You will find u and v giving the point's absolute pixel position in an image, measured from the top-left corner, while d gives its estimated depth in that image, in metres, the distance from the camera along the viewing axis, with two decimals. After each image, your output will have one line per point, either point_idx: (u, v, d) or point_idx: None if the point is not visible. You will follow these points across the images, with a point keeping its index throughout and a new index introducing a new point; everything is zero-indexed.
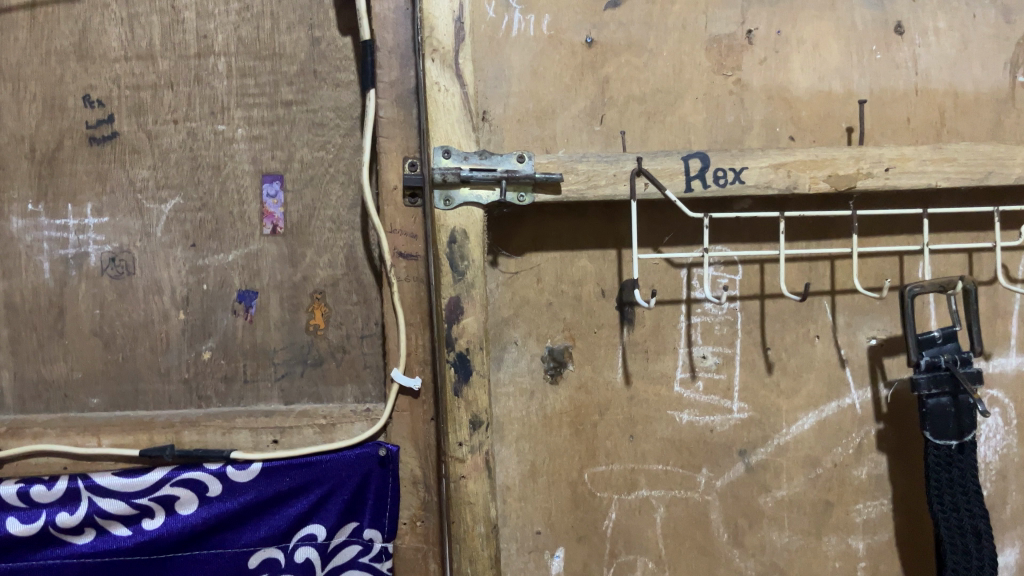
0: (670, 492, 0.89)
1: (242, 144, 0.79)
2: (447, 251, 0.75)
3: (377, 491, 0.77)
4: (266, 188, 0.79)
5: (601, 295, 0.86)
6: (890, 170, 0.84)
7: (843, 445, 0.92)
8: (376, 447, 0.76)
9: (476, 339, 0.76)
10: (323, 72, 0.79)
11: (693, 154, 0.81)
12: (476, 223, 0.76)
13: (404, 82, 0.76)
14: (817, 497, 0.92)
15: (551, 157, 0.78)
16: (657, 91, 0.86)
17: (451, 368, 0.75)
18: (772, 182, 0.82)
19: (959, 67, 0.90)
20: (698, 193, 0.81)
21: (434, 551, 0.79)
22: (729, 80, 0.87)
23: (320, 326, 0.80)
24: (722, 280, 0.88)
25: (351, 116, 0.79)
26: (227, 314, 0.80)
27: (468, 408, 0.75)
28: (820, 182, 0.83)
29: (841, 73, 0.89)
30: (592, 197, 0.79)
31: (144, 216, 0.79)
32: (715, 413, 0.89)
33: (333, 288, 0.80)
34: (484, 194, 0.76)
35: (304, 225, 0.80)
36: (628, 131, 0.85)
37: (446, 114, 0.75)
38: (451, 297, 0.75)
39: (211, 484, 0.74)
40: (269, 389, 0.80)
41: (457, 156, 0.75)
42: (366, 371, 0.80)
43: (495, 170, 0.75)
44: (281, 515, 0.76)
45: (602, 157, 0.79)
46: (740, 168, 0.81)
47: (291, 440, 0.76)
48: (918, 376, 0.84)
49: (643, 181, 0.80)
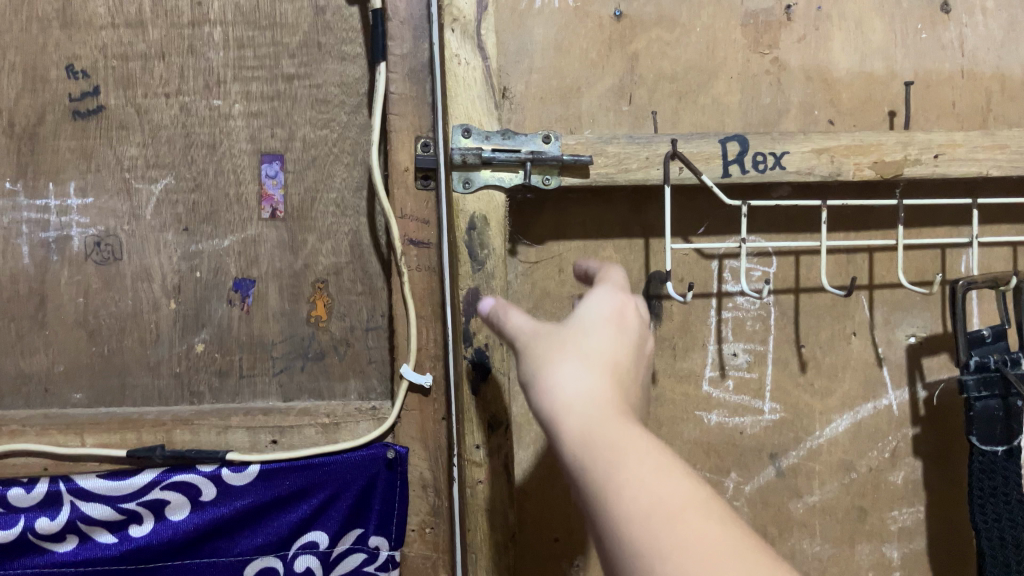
0: None
1: (240, 120, 0.74)
2: (466, 238, 0.70)
3: (384, 496, 0.72)
4: (266, 168, 0.74)
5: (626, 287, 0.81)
6: (940, 156, 0.76)
7: (879, 448, 0.85)
8: (384, 448, 0.71)
9: (496, 334, 0.71)
10: (327, 44, 0.74)
11: (731, 137, 0.74)
12: (497, 209, 0.71)
13: (417, 55, 0.71)
14: (851, 504, 0.85)
15: (578, 137, 0.72)
16: (688, 69, 0.80)
17: (469, 364, 0.71)
18: (815, 168, 0.75)
19: (1008, 49, 0.83)
20: (736, 179, 0.74)
21: (444, 559, 0.74)
22: (766, 58, 0.81)
23: (322, 318, 0.75)
24: (755, 273, 0.82)
25: (358, 92, 0.74)
26: (222, 304, 0.75)
27: (486, 408, 0.71)
28: (865, 168, 0.76)
29: (884, 52, 0.82)
30: (622, 181, 0.72)
31: (132, 197, 0.75)
32: (745, 414, 0.83)
33: (336, 277, 0.75)
34: (506, 176, 0.71)
35: (306, 208, 0.75)
36: (659, 112, 0.79)
37: (466, 90, 0.71)
38: (469, 288, 0.70)
39: (204, 487, 0.70)
40: (267, 384, 0.75)
41: (478, 136, 0.70)
42: (371, 367, 0.76)
43: (519, 151, 0.70)
44: (280, 521, 0.72)
45: (633, 139, 0.73)
46: (781, 153, 0.75)
47: (292, 440, 0.71)
48: (966, 378, 0.77)
49: (677, 165, 0.73)
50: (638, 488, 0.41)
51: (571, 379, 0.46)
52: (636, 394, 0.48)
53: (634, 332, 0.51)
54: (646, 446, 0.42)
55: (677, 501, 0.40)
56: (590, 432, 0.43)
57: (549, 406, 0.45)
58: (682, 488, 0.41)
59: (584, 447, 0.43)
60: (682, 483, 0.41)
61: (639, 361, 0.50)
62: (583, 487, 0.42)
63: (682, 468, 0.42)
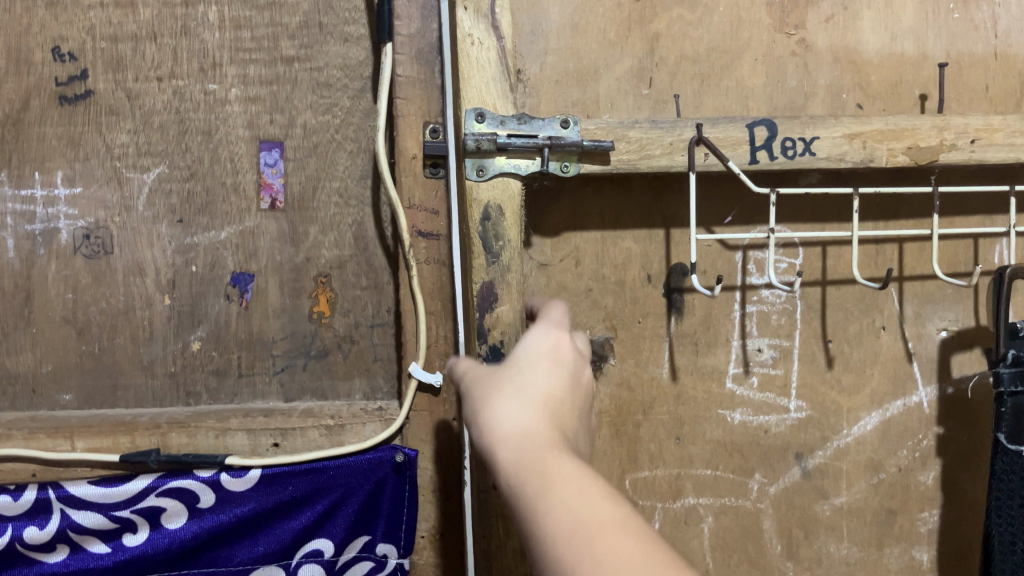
0: (719, 500, 0.79)
1: (237, 106, 0.71)
2: (480, 229, 0.65)
3: (392, 501, 0.68)
4: (264, 156, 0.71)
5: (646, 280, 0.76)
6: (976, 142, 0.72)
7: (909, 447, 0.81)
8: (392, 451, 0.68)
9: (513, 330, 0.66)
10: (329, 24, 0.70)
11: (759, 121, 0.70)
12: (513, 197, 0.66)
13: (425, 35, 0.68)
14: (880, 506, 0.81)
15: (598, 122, 0.68)
16: (712, 50, 0.76)
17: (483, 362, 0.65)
18: (846, 154, 0.71)
19: None
20: (764, 166, 0.70)
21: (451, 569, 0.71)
22: (791, 38, 0.76)
23: (325, 314, 0.72)
24: (782, 265, 0.78)
25: (361, 76, 0.71)
26: (219, 300, 0.72)
27: None
28: (899, 154, 0.71)
29: (916, 31, 0.77)
30: (644, 169, 0.68)
31: (123, 187, 0.71)
32: (770, 412, 0.79)
33: (340, 270, 0.72)
34: (523, 163, 0.66)
35: (306, 198, 0.71)
36: (682, 95, 0.75)
37: (479, 71, 0.65)
38: (483, 282, 0.65)
39: (203, 494, 0.67)
40: (267, 384, 0.72)
41: (493, 120, 0.65)
42: (377, 365, 0.72)
43: (537, 137, 0.65)
44: (283, 528, 0.68)
45: (657, 123, 0.69)
46: (811, 138, 0.71)
47: (294, 444, 0.68)
48: (1000, 371, 0.73)
49: (704, 150, 0.69)
50: (565, 510, 0.42)
51: (507, 417, 0.48)
52: (575, 423, 0.49)
53: (573, 363, 0.52)
54: (570, 471, 0.44)
55: (602, 519, 0.42)
56: (523, 466, 0.45)
57: (489, 439, 0.47)
58: (607, 508, 0.42)
59: (518, 478, 0.45)
60: (607, 501, 0.43)
61: (579, 391, 0.51)
62: (517, 517, 0.44)
63: (611, 489, 0.44)
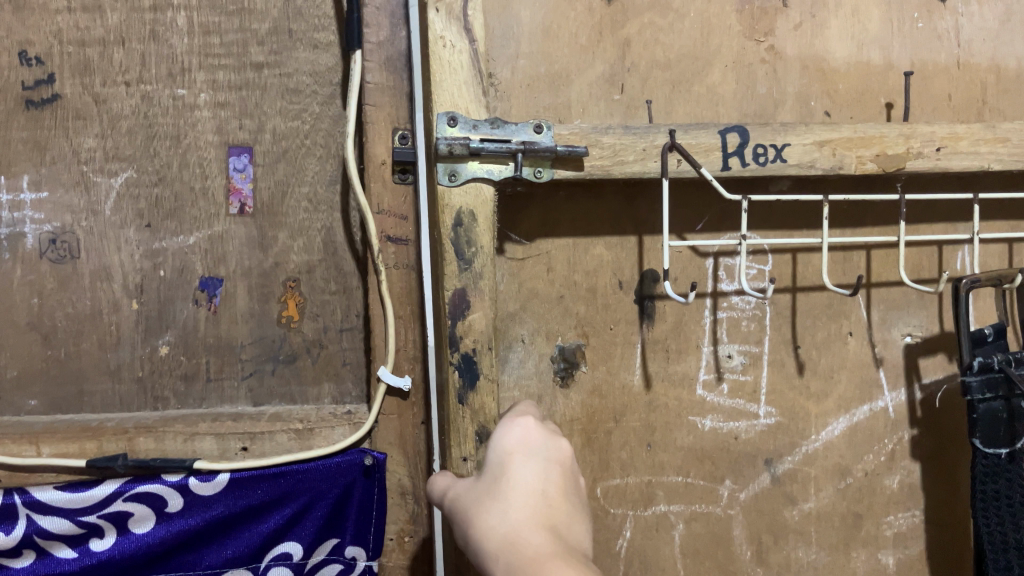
0: (689, 507, 0.81)
1: (206, 111, 0.71)
2: (452, 235, 0.66)
3: (361, 505, 0.69)
4: (233, 161, 0.71)
5: (618, 287, 0.78)
6: (942, 150, 0.74)
7: (874, 451, 0.83)
8: (361, 455, 0.68)
9: (485, 339, 0.66)
10: (298, 31, 0.71)
11: (730, 128, 0.72)
12: (485, 203, 0.66)
13: (394, 43, 0.68)
14: (847, 510, 0.83)
15: (572, 128, 0.69)
16: (683, 56, 0.77)
17: (455, 371, 0.66)
18: (816, 161, 0.73)
19: (1003, 39, 0.81)
20: (736, 172, 0.72)
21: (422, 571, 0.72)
22: (761, 45, 0.78)
23: (294, 318, 0.72)
24: (750, 271, 0.79)
25: (330, 82, 0.71)
26: (188, 304, 0.72)
27: (474, 418, 0.66)
28: (868, 161, 0.73)
29: (881, 40, 0.80)
30: (618, 174, 0.70)
31: (90, 191, 0.71)
32: (739, 419, 0.81)
33: (308, 275, 0.72)
34: (495, 168, 0.66)
35: (275, 204, 0.72)
36: (654, 101, 0.77)
37: (451, 74, 0.66)
38: (456, 289, 0.66)
39: (171, 498, 0.67)
40: (235, 389, 0.72)
41: (465, 125, 0.65)
42: (346, 369, 0.73)
43: (510, 141, 0.66)
44: (252, 532, 0.68)
45: (630, 129, 0.70)
46: (782, 145, 0.72)
47: (263, 448, 0.68)
48: (970, 380, 0.75)
49: (676, 157, 0.71)
50: None
51: (494, 528, 0.53)
52: (557, 511, 0.54)
53: (542, 453, 0.58)
54: (558, 566, 0.49)
55: None
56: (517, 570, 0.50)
57: (483, 553, 0.52)
58: None
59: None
60: None
61: (553, 478, 0.56)
62: None
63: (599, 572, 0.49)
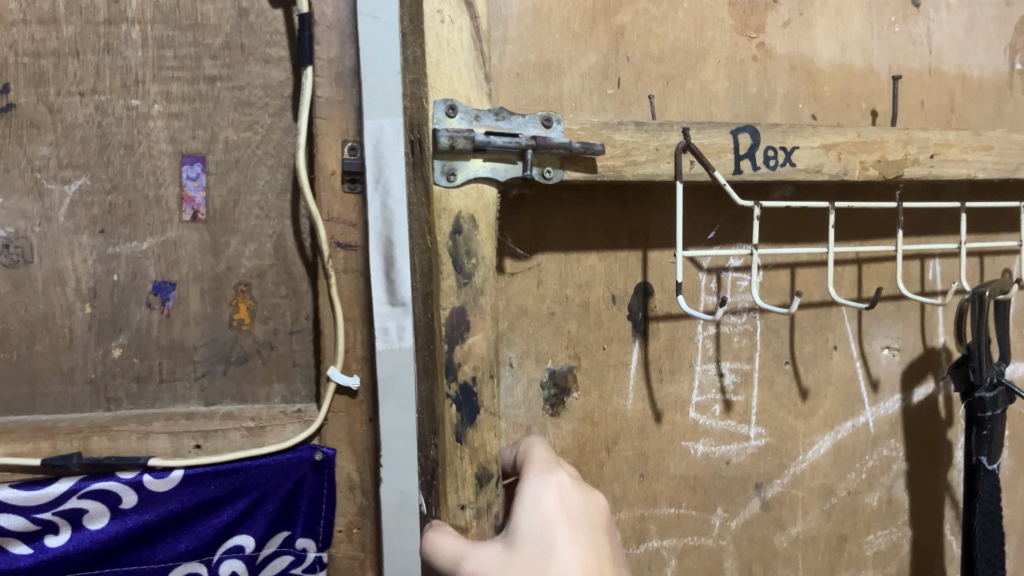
0: (681, 541, 0.93)
1: (160, 121, 0.73)
2: (449, 243, 0.65)
3: (311, 498, 0.73)
4: (186, 170, 0.74)
5: (611, 301, 0.86)
6: (935, 156, 0.84)
7: (856, 470, 0.99)
8: (311, 451, 0.72)
9: (483, 366, 0.67)
10: (251, 46, 0.74)
11: (743, 129, 0.77)
12: (487, 205, 0.67)
13: (343, 60, 0.71)
14: (830, 531, 0.99)
15: (581, 123, 0.72)
16: (678, 50, 0.85)
17: (453, 405, 0.66)
18: (823, 164, 0.80)
19: (967, 49, 0.96)
20: (747, 175, 0.77)
21: (371, 559, 0.76)
22: (753, 42, 0.88)
23: (245, 321, 0.76)
24: (741, 282, 0.89)
25: (281, 95, 0.75)
26: (141, 308, 0.74)
27: (472, 456, 0.66)
28: (869, 167, 0.82)
29: (862, 45, 0.92)
30: (629, 175, 0.73)
31: (43, 198, 0.72)
32: (731, 441, 0.92)
33: (259, 280, 0.75)
34: (501, 165, 0.67)
35: (227, 211, 0.75)
36: (656, 97, 0.84)
37: (452, 55, 0.64)
38: (454, 308, 0.65)
39: (125, 495, 0.69)
40: (187, 389, 0.75)
41: (466, 115, 0.65)
42: (295, 369, 0.77)
43: (518, 137, 0.66)
44: (205, 526, 0.72)
45: (643, 127, 0.74)
46: (791, 149, 0.79)
47: (215, 445, 0.71)
48: (986, 395, 0.93)
49: (690, 159, 0.75)
50: None
51: None
52: None
53: (580, 531, 0.64)
54: None
55: None
56: None
57: None
58: None
59: None
60: None
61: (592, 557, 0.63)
62: None
63: None
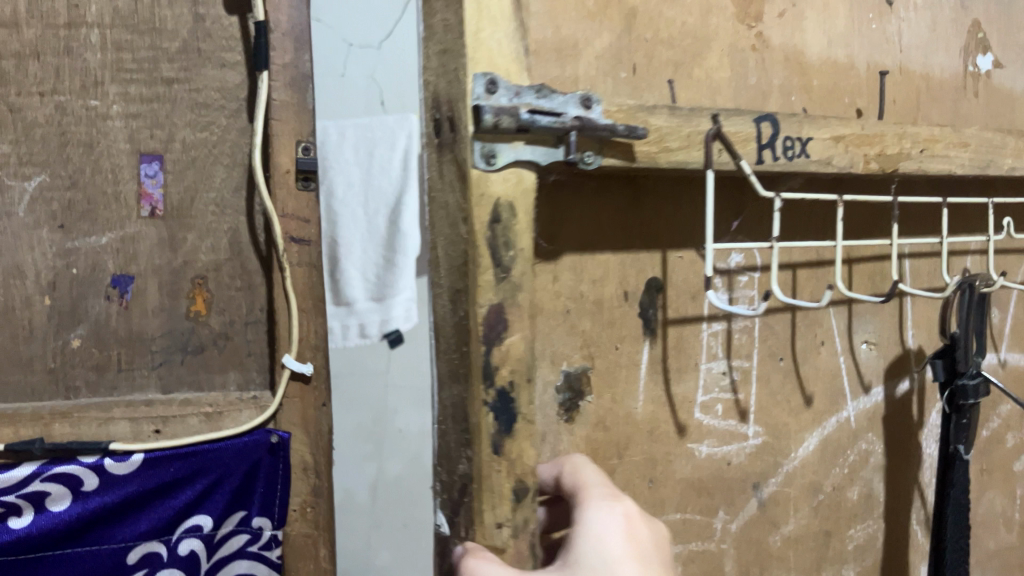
0: (687, 545, 0.86)
1: (117, 121, 0.82)
2: (488, 234, 0.58)
3: (268, 479, 0.85)
4: (144, 168, 0.84)
5: (623, 299, 0.78)
6: (923, 151, 0.86)
7: (840, 464, 0.98)
8: (268, 434, 0.84)
9: (521, 369, 0.61)
10: (208, 50, 0.84)
11: (764, 118, 0.74)
12: (527, 192, 0.60)
13: (297, 64, 0.83)
14: (819, 528, 0.97)
15: (618, 104, 0.65)
16: (686, 36, 0.79)
17: (492, 414, 0.59)
18: (833, 157, 0.79)
19: (933, 46, 0.98)
20: (769, 165, 0.74)
21: (323, 535, 0.88)
22: (751, 31, 0.83)
23: (201, 312, 0.86)
24: (741, 278, 0.85)
25: (236, 98, 0.85)
26: (100, 300, 0.84)
27: (511, 471, 0.60)
28: (871, 162, 0.82)
29: (845, 39, 0.90)
30: (664, 165, 0.68)
31: (4, 192, 0.81)
32: (732, 441, 0.88)
33: (215, 273, 0.86)
34: (541, 150, 0.60)
35: (184, 207, 0.85)
36: (677, 81, 0.78)
37: (492, 26, 0.58)
38: (492, 307, 0.59)
39: (86, 478, 0.79)
40: (145, 377, 0.85)
41: (507, 92, 0.58)
42: (250, 358, 0.88)
43: (561, 118, 0.60)
44: (165, 507, 0.82)
45: (676, 113, 0.69)
46: (806, 140, 0.77)
47: (175, 429, 0.82)
48: (969, 384, 0.95)
49: (718, 147, 0.71)
50: None
51: None
52: None
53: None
54: None
55: None
56: None
57: None
58: None
59: None
60: None
61: None
62: None
63: None
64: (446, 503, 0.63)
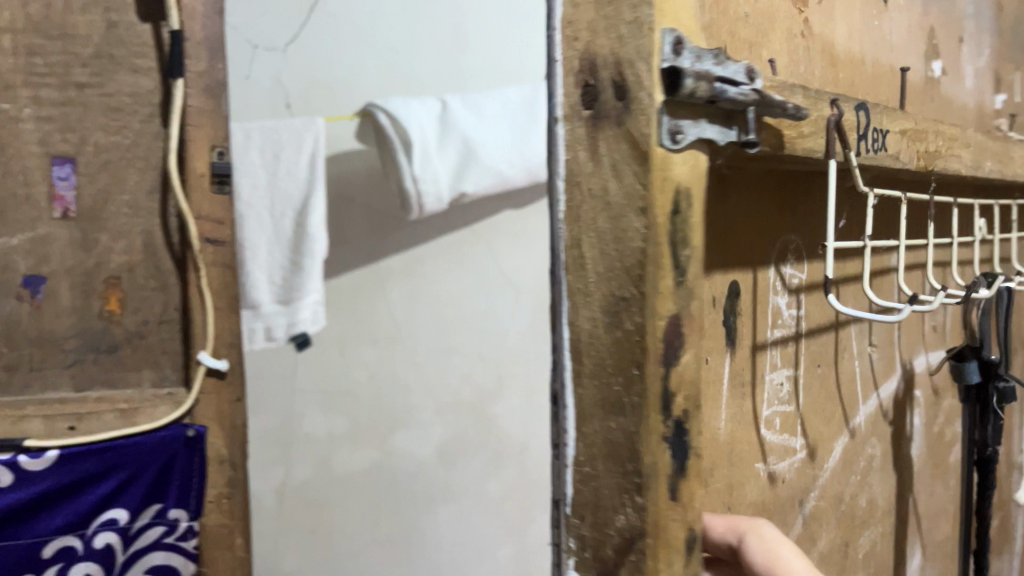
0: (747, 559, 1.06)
1: (29, 122, 1.04)
2: (669, 228, 0.70)
3: (184, 472, 1.09)
4: (57, 170, 1.05)
5: (713, 303, 0.92)
6: (945, 148, 1.19)
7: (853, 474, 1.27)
8: (185, 429, 1.09)
9: (687, 403, 0.75)
10: (119, 56, 1.06)
11: (862, 108, 0.95)
12: (696, 173, 0.73)
13: (209, 74, 1.09)
14: (841, 535, 1.25)
15: (770, 84, 0.81)
16: (758, 13, 0.92)
17: (670, 445, 0.73)
18: (899, 153, 1.05)
19: (904, 52, 1.30)
20: (866, 153, 0.96)
21: (237, 525, 1.16)
22: (800, 14, 1.00)
23: (114, 311, 1.09)
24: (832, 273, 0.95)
25: (149, 103, 1.08)
26: (12, 300, 1.05)
27: (679, 495, 0.75)
28: (920, 156, 1.11)
29: (858, 33, 1.15)
30: (798, 150, 0.84)
31: None
32: (788, 454, 1.09)
33: (128, 275, 1.09)
34: (715, 126, 0.74)
35: (97, 209, 1.07)
36: (771, 58, 0.94)
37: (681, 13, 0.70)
38: (673, 319, 0.72)
39: (3, 474, 0.98)
40: (60, 375, 1.08)
41: (690, 52, 0.70)
42: (162, 357, 1.12)
43: (745, 94, 0.74)
44: (83, 500, 1.04)
45: (809, 96, 0.86)
46: (885, 132, 1.01)
47: (88, 425, 1.05)
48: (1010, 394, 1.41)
49: (837, 139, 0.91)
50: None
51: None
52: None
53: None
54: None
55: None
56: None
57: None
58: None
59: None
60: None
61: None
62: None
63: None
64: (593, 549, 0.78)
